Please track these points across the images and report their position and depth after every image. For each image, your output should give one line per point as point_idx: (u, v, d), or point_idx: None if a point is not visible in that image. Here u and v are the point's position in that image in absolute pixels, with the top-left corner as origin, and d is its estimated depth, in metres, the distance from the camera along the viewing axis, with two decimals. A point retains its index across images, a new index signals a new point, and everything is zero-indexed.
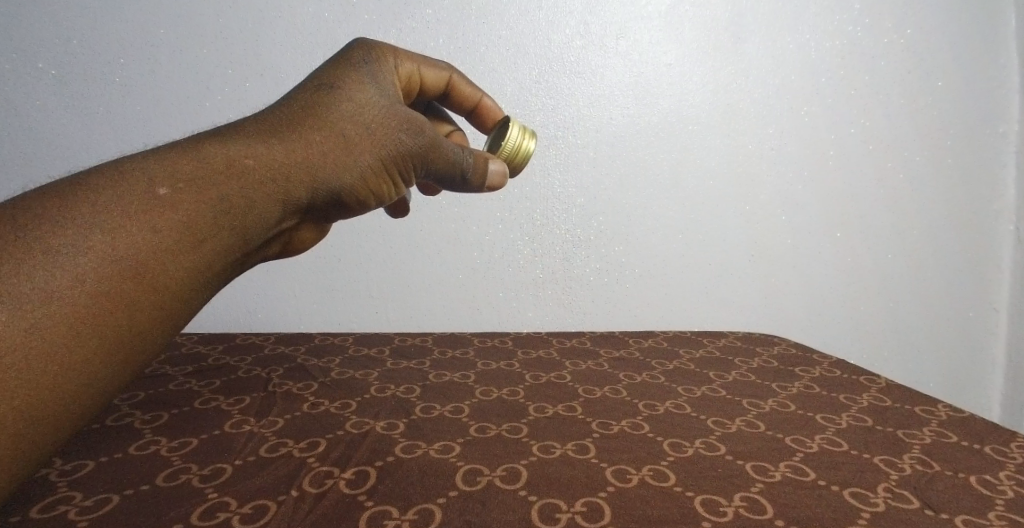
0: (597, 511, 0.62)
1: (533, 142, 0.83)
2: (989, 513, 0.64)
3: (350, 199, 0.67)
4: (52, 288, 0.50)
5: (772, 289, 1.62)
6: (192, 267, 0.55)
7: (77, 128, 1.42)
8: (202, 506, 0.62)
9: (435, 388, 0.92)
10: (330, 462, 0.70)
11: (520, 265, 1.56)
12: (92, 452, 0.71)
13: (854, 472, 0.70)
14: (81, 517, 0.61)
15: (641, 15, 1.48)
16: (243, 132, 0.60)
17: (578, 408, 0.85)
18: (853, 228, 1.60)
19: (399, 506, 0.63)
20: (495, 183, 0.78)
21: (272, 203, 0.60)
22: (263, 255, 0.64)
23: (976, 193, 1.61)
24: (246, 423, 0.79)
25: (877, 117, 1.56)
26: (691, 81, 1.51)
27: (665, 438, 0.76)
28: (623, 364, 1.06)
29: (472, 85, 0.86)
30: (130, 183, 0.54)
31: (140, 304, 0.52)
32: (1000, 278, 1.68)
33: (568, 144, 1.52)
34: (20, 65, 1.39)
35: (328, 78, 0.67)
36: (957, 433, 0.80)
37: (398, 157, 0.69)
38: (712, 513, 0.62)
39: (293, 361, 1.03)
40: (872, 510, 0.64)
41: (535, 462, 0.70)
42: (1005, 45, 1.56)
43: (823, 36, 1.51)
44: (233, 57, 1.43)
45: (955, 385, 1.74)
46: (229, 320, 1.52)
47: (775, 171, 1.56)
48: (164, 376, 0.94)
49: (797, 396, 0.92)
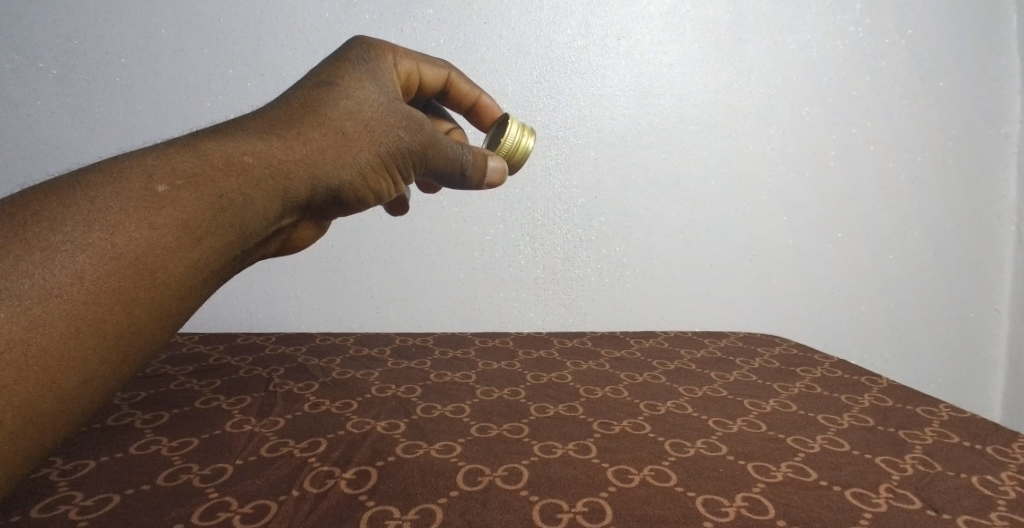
0: (598, 511, 0.62)
1: (532, 139, 0.83)
2: (991, 514, 0.64)
3: (350, 196, 0.67)
4: (51, 285, 0.50)
5: (772, 290, 1.62)
6: (192, 263, 0.55)
7: (78, 127, 1.42)
8: (202, 506, 0.62)
9: (435, 388, 0.92)
10: (331, 462, 0.70)
11: (521, 265, 1.56)
12: (91, 451, 0.71)
13: (855, 472, 0.70)
14: (81, 516, 0.61)
15: (641, 16, 1.48)
16: (242, 129, 0.60)
17: (578, 409, 0.85)
18: (853, 228, 1.60)
19: (400, 505, 0.63)
20: (494, 180, 0.78)
21: (271, 200, 0.60)
22: (263, 253, 0.64)
23: (977, 193, 1.61)
24: (246, 423, 0.79)
25: (878, 117, 1.55)
26: (692, 81, 1.51)
27: (666, 439, 0.76)
28: (624, 364, 1.06)
29: (471, 82, 0.86)
30: (129, 180, 0.54)
31: (140, 300, 0.52)
32: (1001, 278, 1.68)
33: (568, 144, 1.51)
34: (20, 65, 1.39)
35: (327, 75, 0.67)
36: (959, 434, 0.80)
37: (397, 154, 0.69)
38: (713, 513, 0.62)
39: (294, 361, 1.03)
40: (873, 510, 0.64)
41: (536, 462, 0.70)
42: (1007, 45, 1.56)
43: (823, 36, 1.51)
44: (234, 57, 1.43)
45: (956, 385, 1.74)
46: (230, 320, 1.52)
47: (775, 171, 1.56)
48: (165, 376, 0.94)
49: (798, 396, 0.92)
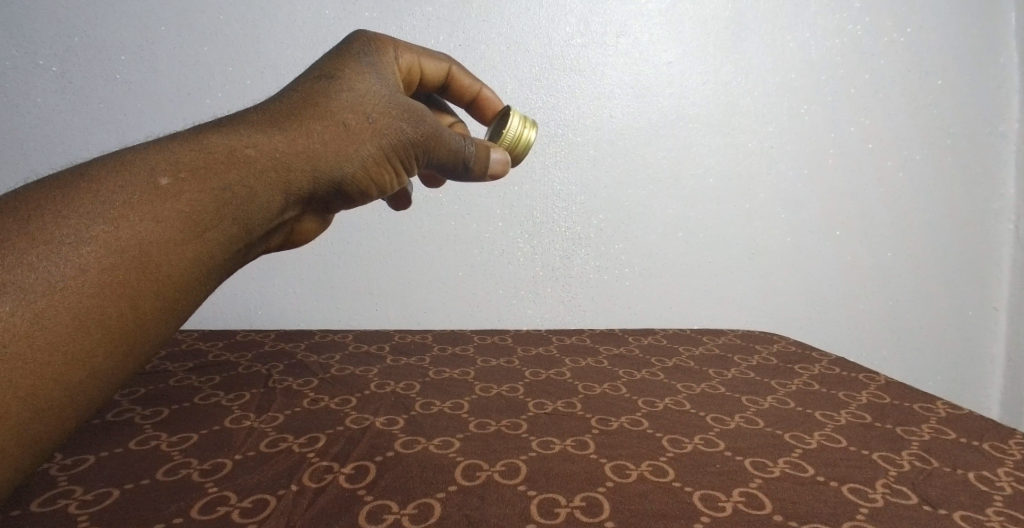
0: (596, 506, 0.63)
1: (533, 132, 0.83)
2: (988, 509, 0.64)
3: (352, 188, 0.67)
4: (55, 279, 0.50)
5: (771, 287, 1.62)
6: (195, 258, 0.55)
7: (80, 125, 1.43)
8: (202, 500, 0.63)
9: (435, 384, 0.92)
10: (330, 457, 0.70)
11: (520, 263, 1.56)
12: (92, 446, 0.71)
13: (853, 468, 0.70)
14: (81, 510, 0.61)
15: (641, 13, 1.48)
16: (244, 122, 0.61)
17: (578, 405, 0.85)
18: (852, 227, 1.60)
19: (398, 500, 0.63)
20: (496, 172, 0.78)
21: (275, 192, 0.60)
22: (266, 246, 0.64)
23: (975, 192, 1.62)
24: (246, 418, 0.79)
25: (877, 115, 1.56)
26: (692, 79, 1.51)
27: (665, 434, 0.76)
28: (623, 361, 1.06)
29: (472, 76, 0.86)
30: (132, 174, 0.54)
31: (141, 295, 0.52)
32: (1000, 276, 1.68)
33: (567, 142, 1.52)
34: (19, 62, 1.38)
35: (328, 69, 0.67)
36: (956, 430, 0.81)
37: (400, 146, 0.69)
38: (711, 508, 0.63)
39: (294, 357, 1.03)
40: (871, 505, 0.64)
41: (535, 457, 0.70)
42: (1005, 44, 1.56)
43: (823, 34, 1.51)
44: (233, 54, 1.43)
45: (955, 383, 1.74)
46: (231, 317, 1.53)
47: (775, 170, 1.56)
48: (164, 372, 0.94)
49: (796, 393, 0.92)
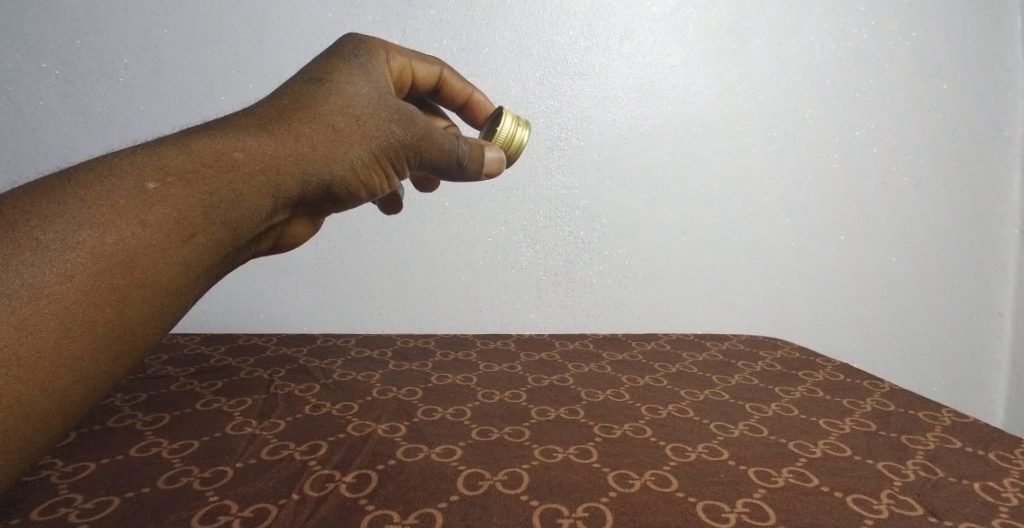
0: (599, 516, 0.62)
1: (526, 132, 0.82)
2: (992, 521, 0.64)
3: (342, 191, 0.67)
4: (42, 284, 0.50)
5: (773, 291, 1.62)
6: (183, 262, 0.55)
7: (82, 127, 1.43)
8: (201, 509, 0.62)
9: (436, 390, 0.92)
10: (331, 465, 0.70)
11: (522, 267, 1.56)
12: (91, 453, 0.71)
13: (857, 478, 0.70)
14: (81, 518, 0.61)
15: (646, 17, 1.47)
16: (232, 127, 0.60)
17: (580, 412, 0.85)
18: (855, 230, 1.60)
19: (399, 510, 0.63)
20: (491, 170, 0.78)
21: (263, 196, 0.60)
22: (256, 251, 0.63)
23: (981, 196, 1.61)
24: (247, 425, 0.79)
25: (881, 119, 1.55)
26: (696, 82, 1.51)
27: (667, 443, 0.76)
28: (625, 366, 1.06)
29: (463, 79, 0.85)
30: (118, 178, 0.54)
31: (129, 300, 0.52)
32: (1005, 280, 1.67)
33: (571, 146, 1.51)
34: (22, 65, 1.39)
35: (317, 72, 0.66)
36: (961, 439, 0.80)
37: (390, 148, 0.68)
38: (714, 520, 0.62)
39: (295, 362, 1.03)
40: (875, 517, 0.64)
41: (537, 466, 0.70)
42: (1010, 46, 1.55)
43: (828, 38, 1.50)
44: (237, 56, 1.43)
45: (958, 389, 1.73)
46: (232, 320, 1.53)
47: (778, 174, 1.55)
48: (165, 377, 0.94)
49: (800, 400, 0.92)
